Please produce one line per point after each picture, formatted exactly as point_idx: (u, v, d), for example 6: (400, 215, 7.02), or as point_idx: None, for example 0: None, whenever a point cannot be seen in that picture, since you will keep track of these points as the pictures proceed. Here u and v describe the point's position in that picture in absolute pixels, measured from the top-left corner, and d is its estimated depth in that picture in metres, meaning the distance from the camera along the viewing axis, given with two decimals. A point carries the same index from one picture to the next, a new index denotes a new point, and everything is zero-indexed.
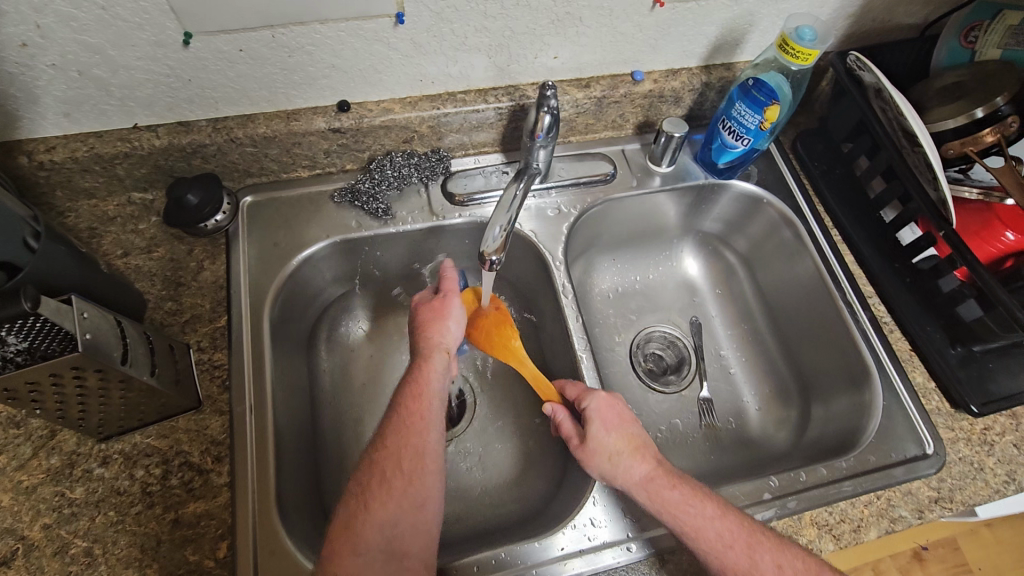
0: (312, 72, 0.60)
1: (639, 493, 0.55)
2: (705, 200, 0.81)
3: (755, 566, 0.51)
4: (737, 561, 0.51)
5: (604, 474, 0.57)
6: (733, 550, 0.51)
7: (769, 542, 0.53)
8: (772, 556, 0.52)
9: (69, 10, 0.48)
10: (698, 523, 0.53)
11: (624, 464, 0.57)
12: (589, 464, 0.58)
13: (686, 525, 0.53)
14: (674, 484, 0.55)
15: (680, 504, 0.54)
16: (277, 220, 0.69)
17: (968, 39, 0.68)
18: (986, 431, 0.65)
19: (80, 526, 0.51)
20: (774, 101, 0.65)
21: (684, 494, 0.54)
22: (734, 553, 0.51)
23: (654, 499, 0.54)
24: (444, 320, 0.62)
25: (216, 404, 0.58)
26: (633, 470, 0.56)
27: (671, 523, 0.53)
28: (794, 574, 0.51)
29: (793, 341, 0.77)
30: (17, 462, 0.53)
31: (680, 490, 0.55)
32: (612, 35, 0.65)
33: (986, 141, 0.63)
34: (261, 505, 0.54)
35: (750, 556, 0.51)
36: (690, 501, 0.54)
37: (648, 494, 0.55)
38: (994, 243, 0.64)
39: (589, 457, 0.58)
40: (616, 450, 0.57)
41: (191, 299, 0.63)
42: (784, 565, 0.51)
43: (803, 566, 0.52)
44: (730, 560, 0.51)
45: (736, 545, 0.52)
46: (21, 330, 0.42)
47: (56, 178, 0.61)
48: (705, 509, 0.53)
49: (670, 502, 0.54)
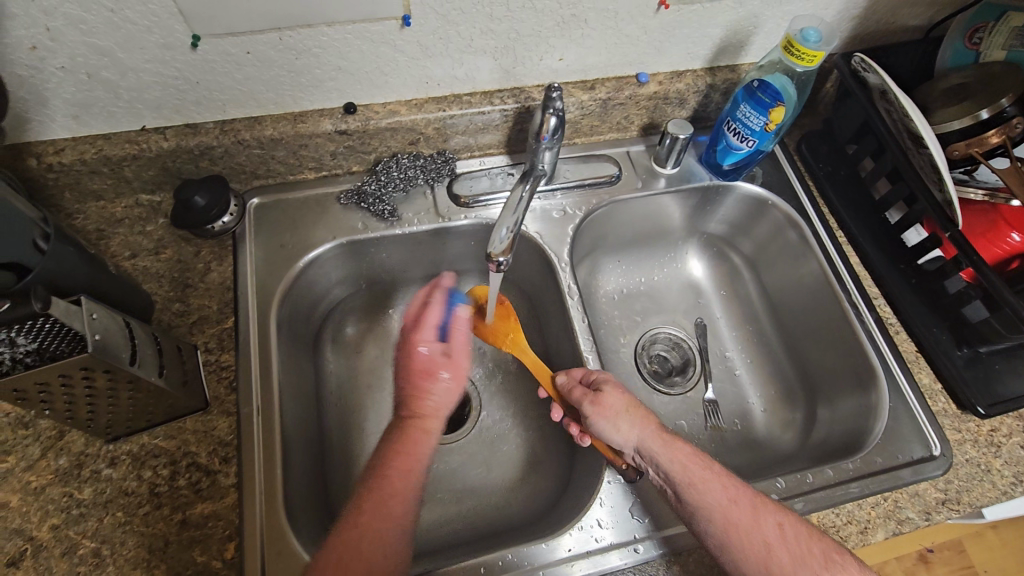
0: (319, 74, 0.60)
1: (654, 443, 0.56)
2: (710, 201, 0.81)
3: (758, 525, 0.51)
4: (740, 517, 0.51)
5: (617, 427, 0.57)
6: (738, 506, 0.51)
7: (774, 505, 0.53)
8: (775, 517, 0.51)
9: (79, 13, 0.48)
10: (706, 477, 0.53)
11: (641, 416, 0.58)
12: (603, 417, 0.58)
13: (694, 478, 0.53)
14: (684, 442, 0.56)
15: (690, 457, 0.55)
16: (284, 222, 0.69)
17: (973, 40, 0.69)
18: (993, 433, 0.65)
19: (88, 527, 0.51)
20: (779, 102, 0.65)
21: (695, 451, 0.56)
22: (738, 509, 0.51)
23: (668, 450, 0.55)
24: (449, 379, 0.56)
25: (223, 405, 0.58)
26: (648, 423, 0.57)
27: (681, 475, 0.54)
28: (795, 534, 0.51)
29: (799, 342, 0.77)
30: (26, 463, 0.53)
31: (691, 448, 0.56)
32: (617, 37, 0.65)
33: (992, 142, 0.63)
34: (268, 506, 0.54)
35: (755, 516, 0.51)
36: (699, 457, 0.55)
37: (662, 445, 0.55)
38: (1000, 244, 0.64)
39: (604, 410, 0.58)
40: (632, 404, 0.59)
41: (198, 300, 0.63)
42: (784, 526, 0.51)
43: (805, 531, 0.51)
44: (735, 516, 0.51)
45: (739, 501, 0.52)
46: (31, 330, 0.43)
47: (65, 180, 0.61)
48: (712, 466, 0.54)
49: (682, 454, 0.55)
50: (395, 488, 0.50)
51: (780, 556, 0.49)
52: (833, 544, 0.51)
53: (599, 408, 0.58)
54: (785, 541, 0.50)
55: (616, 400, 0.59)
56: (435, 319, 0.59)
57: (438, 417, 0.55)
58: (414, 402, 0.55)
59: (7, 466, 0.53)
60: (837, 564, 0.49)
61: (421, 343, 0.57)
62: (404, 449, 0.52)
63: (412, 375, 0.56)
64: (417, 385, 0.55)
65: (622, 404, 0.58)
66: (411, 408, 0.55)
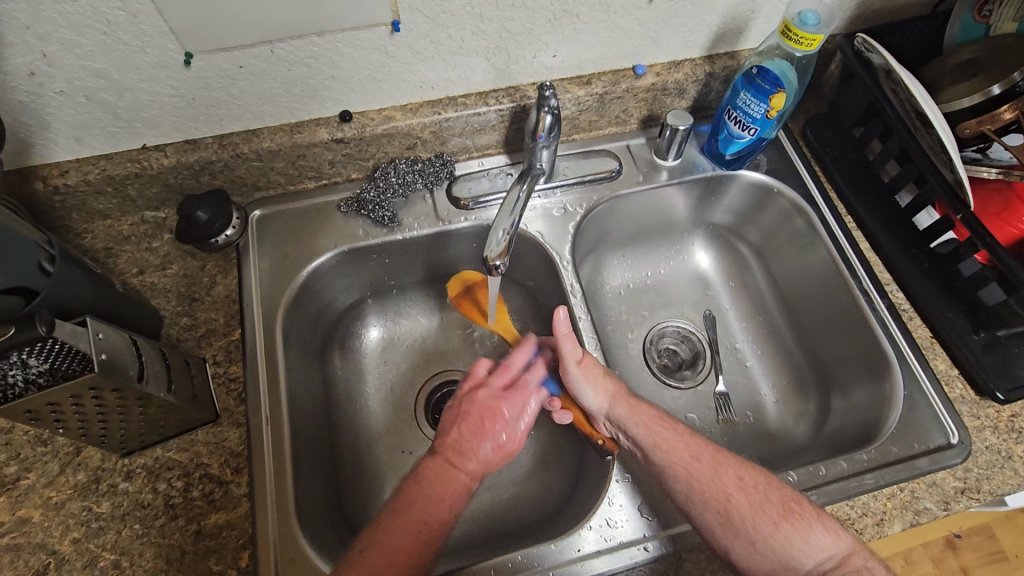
0: (314, 84, 0.61)
1: (622, 407, 0.61)
2: (715, 191, 0.80)
3: (719, 477, 0.56)
4: (701, 472, 0.57)
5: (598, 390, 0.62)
6: (699, 462, 0.57)
7: (735, 460, 0.58)
8: (735, 470, 0.57)
9: (74, 37, 0.49)
10: (671, 438, 0.59)
11: (616, 382, 0.63)
12: (585, 378, 0.62)
13: (659, 438, 0.59)
14: (649, 406, 0.62)
15: (657, 419, 0.61)
16: (286, 232, 0.70)
17: (982, 12, 0.66)
18: (1014, 419, 0.63)
19: (108, 540, 0.53)
20: (779, 88, 0.64)
21: (660, 414, 0.61)
22: (700, 464, 0.57)
23: (632, 412, 0.61)
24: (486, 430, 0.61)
25: (233, 416, 0.59)
26: (622, 388, 0.63)
27: (646, 435, 0.59)
28: (755, 485, 0.56)
29: (811, 331, 0.76)
30: (46, 479, 0.55)
31: (657, 412, 0.62)
32: (611, 30, 0.64)
33: (1004, 118, 0.60)
34: (279, 513, 0.55)
35: (715, 470, 0.57)
36: (665, 420, 0.61)
37: (629, 408, 0.61)
38: (1015, 224, 0.62)
39: (587, 370, 0.63)
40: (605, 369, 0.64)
41: (206, 313, 0.64)
42: (745, 478, 0.56)
43: (764, 481, 0.56)
44: (697, 471, 0.57)
45: (701, 457, 0.58)
46: (42, 352, 0.44)
47: (71, 202, 0.62)
48: (676, 427, 0.61)
49: (645, 415, 0.61)
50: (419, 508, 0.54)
51: (738, 503, 0.55)
52: (793, 494, 0.55)
53: (583, 369, 0.62)
54: (744, 491, 0.56)
55: (594, 365, 0.63)
56: (522, 396, 0.65)
57: (476, 478, 0.59)
58: (467, 455, 0.59)
59: (28, 483, 0.55)
60: (795, 510, 0.54)
61: (498, 403, 0.63)
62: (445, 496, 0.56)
63: (480, 429, 0.61)
64: (483, 437, 0.61)
65: (598, 371, 0.63)
66: (463, 458, 0.59)
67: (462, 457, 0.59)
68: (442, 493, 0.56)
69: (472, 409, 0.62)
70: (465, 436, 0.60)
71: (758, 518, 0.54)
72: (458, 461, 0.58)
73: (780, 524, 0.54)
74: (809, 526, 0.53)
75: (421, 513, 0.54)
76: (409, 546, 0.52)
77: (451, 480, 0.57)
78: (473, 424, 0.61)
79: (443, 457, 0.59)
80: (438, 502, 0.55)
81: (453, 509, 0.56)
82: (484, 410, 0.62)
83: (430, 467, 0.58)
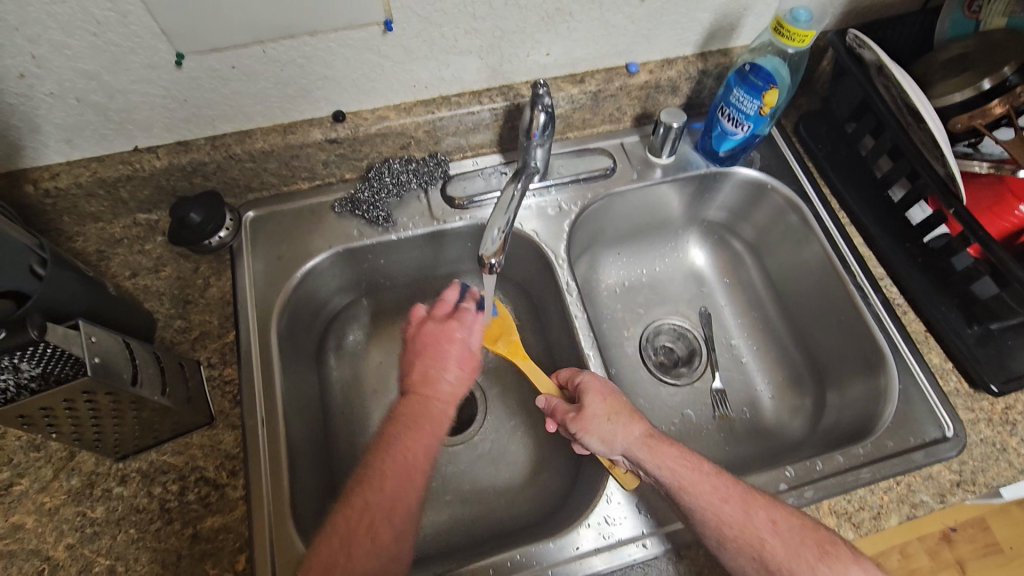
0: (306, 84, 0.60)
1: (641, 449, 0.56)
2: (707, 188, 0.80)
3: (750, 521, 0.52)
4: (732, 517, 0.52)
5: (604, 436, 0.58)
6: (729, 505, 0.52)
7: (765, 500, 0.53)
8: (767, 512, 0.52)
9: (63, 39, 0.49)
10: (695, 478, 0.54)
11: (625, 423, 0.58)
12: (592, 426, 0.59)
13: (684, 480, 0.54)
14: (670, 443, 0.57)
15: (677, 460, 0.55)
16: (280, 233, 0.69)
17: (972, 8, 0.67)
18: (1008, 411, 0.64)
19: (103, 545, 0.52)
20: (772, 84, 0.64)
21: (683, 453, 0.56)
22: (730, 508, 0.52)
23: (653, 455, 0.56)
24: (442, 358, 0.58)
25: (229, 418, 0.59)
26: (633, 429, 0.58)
27: (670, 478, 0.55)
28: (790, 529, 0.51)
29: (806, 327, 0.76)
30: (39, 485, 0.54)
31: (678, 449, 0.57)
32: (604, 28, 0.64)
33: (995, 113, 0.60)
34: (276, 517, 0.55)
35: (746, 511, 0.52)
36: (685, 458, 0.56)
37: (650, 450, 0.56)
38: (1007, 217, 0.62)
39: (592, 418, 0.59)
40: (615, 410, 0.59)
41: (200, 315, 0.64)
42: (779, 521, 0.52)
43: (799, 523, 0.52)
44: (727, 514, 0.52)
45: (731, 499, 0.53)
46: (34, 356, 0.42)
47: (62, 205, 0.62)
48: (701, 465, 0.55)
49: (669, 457, 0.56)
50: (406, 454, 0.52)
51: (774, 550, 0.50)
52: (826, 534, 0.52)
53: (582, 422, 0.59)
54: (778, 533, 0.51)
55: (598, 407, 0.59)
56: (466, 317, 0.62)
57: (452, 400, 0.58)
58: (435, 383, 0.57)
59: (21, 488, 0.54)
60: (832, 553, 0.50)
61: (447, 329, 0.60)
62: (425, 427, 0.54)
63: (437, 354, 0.58)
64: (442, 363, 0.58)
65: (603, 412, 0.59)
66: (433, 387, 0.57)
67: (434, 388, 0.57)
68: (424, 426, 0.54)
69: (425, 340, 0.59)
70: (427, 366, 0.58)
71: (793, 563, 0.50)
72: (429, 391, 0.56)
73: (818, 568, 0.49)
74: (847, 568, 0.49)
75: (403, 452, 0.52)
76: (397, 495, 0.50)
77: (426, 410, 0.55)
78: (430, 352, 0.58)
79: (417, 393, 0.56)
80: (422, 442, 0.53)
81: (437, 438, 0.55)
82: (435, 338, 0.59)
83: (404, 405, 0.55)
